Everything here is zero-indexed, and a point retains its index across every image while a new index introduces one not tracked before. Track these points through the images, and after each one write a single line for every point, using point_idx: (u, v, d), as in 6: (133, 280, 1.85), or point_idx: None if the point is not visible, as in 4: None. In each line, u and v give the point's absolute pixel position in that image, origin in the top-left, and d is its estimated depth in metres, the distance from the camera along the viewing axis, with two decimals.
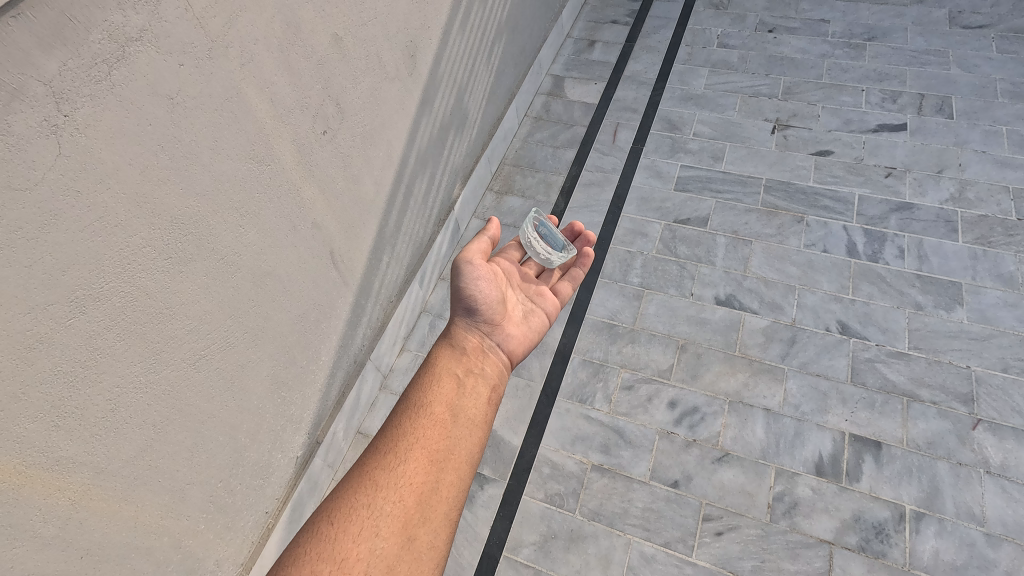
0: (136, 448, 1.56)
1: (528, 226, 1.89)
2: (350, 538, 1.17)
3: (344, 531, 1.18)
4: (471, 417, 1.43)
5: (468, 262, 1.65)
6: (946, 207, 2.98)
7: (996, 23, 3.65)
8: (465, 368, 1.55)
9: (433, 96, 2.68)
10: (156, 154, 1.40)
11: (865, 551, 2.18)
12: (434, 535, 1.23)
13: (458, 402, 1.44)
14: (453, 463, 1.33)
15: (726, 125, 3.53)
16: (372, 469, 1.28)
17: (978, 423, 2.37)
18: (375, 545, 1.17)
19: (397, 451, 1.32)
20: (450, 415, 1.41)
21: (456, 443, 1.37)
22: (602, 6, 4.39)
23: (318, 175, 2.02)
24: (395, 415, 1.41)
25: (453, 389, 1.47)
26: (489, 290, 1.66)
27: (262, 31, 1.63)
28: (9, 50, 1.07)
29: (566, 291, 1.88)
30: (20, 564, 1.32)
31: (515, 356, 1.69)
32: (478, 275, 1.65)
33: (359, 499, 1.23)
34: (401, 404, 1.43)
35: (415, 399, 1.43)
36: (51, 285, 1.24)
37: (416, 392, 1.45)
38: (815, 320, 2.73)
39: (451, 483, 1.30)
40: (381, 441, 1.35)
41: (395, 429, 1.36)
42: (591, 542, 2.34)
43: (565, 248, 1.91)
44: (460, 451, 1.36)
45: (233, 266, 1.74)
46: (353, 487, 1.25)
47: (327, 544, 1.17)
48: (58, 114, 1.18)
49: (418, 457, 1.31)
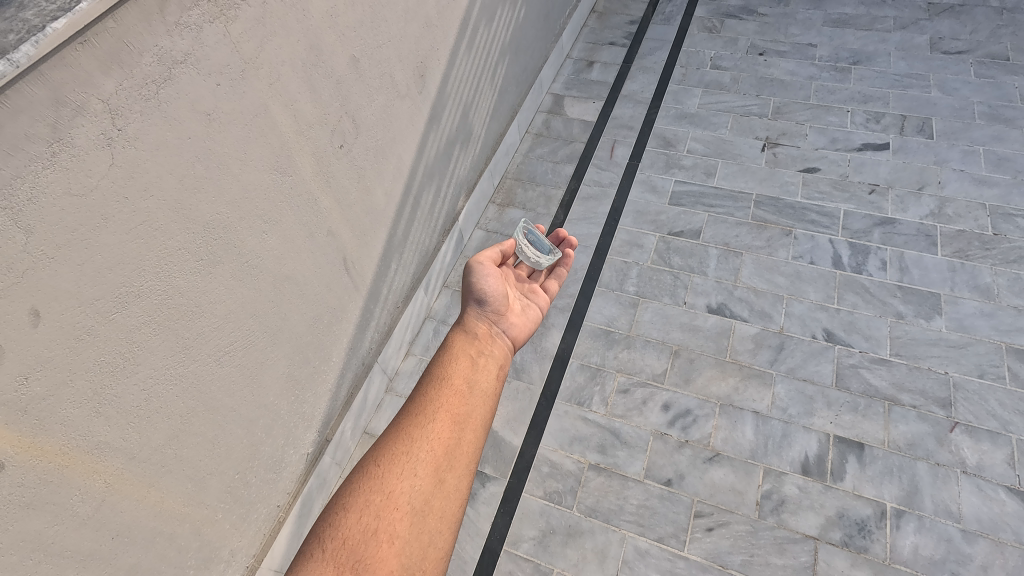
0: (164, 437, 1.67)
1: (518, 234, 2.02)
2: (394, 476, 1.33)
3: (388, 470, 1.34)
4: (484, 390, 1.54)
5: (479, 262, 1.79)
6: (927, 222, 3.13)
7: (974, 49, 3.84)
8: (477, 349, 1.66)
9: (440, 113, 2.84)
10: (193, 164, 1.53)
11: (848, 546, 2.30)
12: (462, 479, 1.37)
13: (473, 375, 1.55)
14: (471, 424, 1.45)
15: (718, 143, 3.69)
16: (405, 426, 1.42)
17: (955, 426, 2.50)
18: (414, 483, 1.33)
19: (423, 413, 1.44)
20: (467, 386, 1.52)
21: (472, 410, 1.48)
22: (600, 27, 4.58)
23: (334, 185, 2.16)
24: (419, 385, 1.53)
25: (468, 366, 1.57)
26: (497, 285, 1.79)
27: (288, 53, 1.77)
28: (74, 72, 1.21)
29: (553, 288, 2.02)
30: (60, 542, 1.42)
31: (517, 342, 1.81)
32: (488, 273, 1.78)
33: (397, 446, 1.38)
34: (424, 376, 1.55)
35: (436, 373, 1.54)
36: (99, 282, 1.36)
37: (438, 365, 1.57)
38: (802, 328, 2.87)
39: (472, 439, 1.42)
40: (412, 402, 1.49)
41: (423, 393, 1.49)
42: (588, 537, 2.44)
43: (552, 252, 2.02)
44: (477, 415, 1.48)
45: (256, 269, 1.86)
46: (391, 438, 1.40)
47: (375, 480, 1.33)
48: (113, 128, 1.31)
49: (443, 417, 1.44)
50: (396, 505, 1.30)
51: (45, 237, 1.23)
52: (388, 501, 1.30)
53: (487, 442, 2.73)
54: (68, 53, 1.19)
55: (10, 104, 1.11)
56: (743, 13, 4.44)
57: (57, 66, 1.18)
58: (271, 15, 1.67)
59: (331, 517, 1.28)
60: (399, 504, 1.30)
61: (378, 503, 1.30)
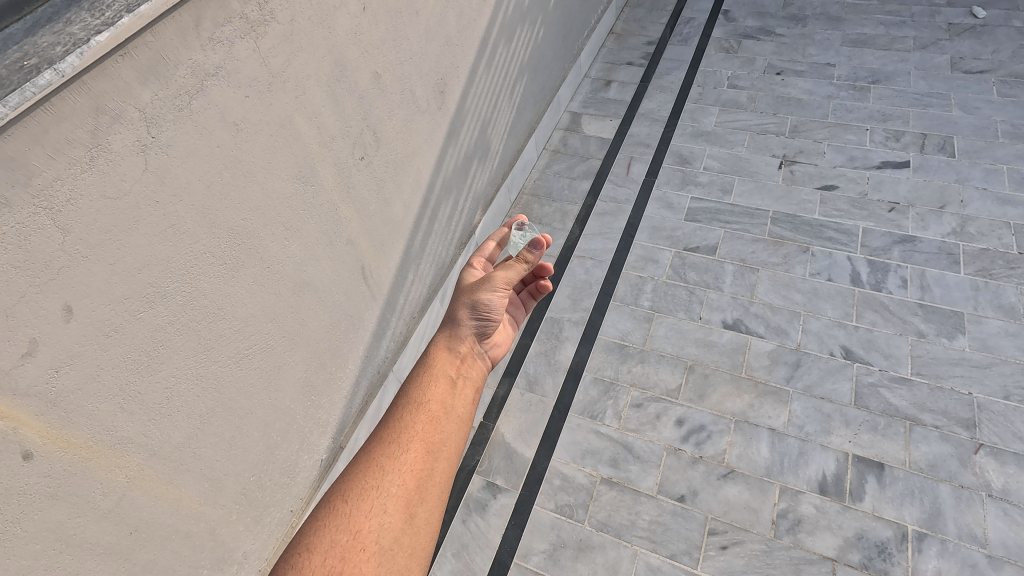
0: (183, 435, 1.71)
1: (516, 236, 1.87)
2: (362, 513, 1.30)
3: (356, 507, 1.31)
4: (459, 415, 1.51)
5: (494, 284, 1.70)
6: (948, 241, 3.09)
7: (997, 68, 3.82)
8: (458, 370, 1.62)
9: (458, 128, 2.91)
10: (221, 172, 1.60)
11: (868, 568, 2.24)
12: (434, 513, 1.34)
13: (451, 400, 1.52)
14: (445, 453, 1.42)
15: (735, 160, 3.71)
16: (377, 455, 1.38)
17: (980, 447, 2.44)
18: (383, 520, 1.29)
19: (396, 442, 1.40)
20: (442, 411, 1.49)
21: (447, 438, 1.45)
22: (618, 48, 4.66)
23: (355, 196, 2.22)
24: (393, 409, 1.48)
25: (446, 389, 1.53)
26: (500, 308, 1.72)
27: (314, 68, 1.85)
28: (114, 82, 1.28)
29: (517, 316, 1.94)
30: (82, 533, 1.46)
31: (495, 361, 1.81)
32: (493, 300, 1.70)
33: (367, 479, 1.34)
34: (399, 399, 1.50)
35: (413, 395, 1.50)
36: (128, 281, 1.42)
37: (415, 387, 1.52)
38: (820, 345, 2.83)
39: (445, 470, 1.39)
40: (383, 428, 1.44)
41: (396, 420, 1.45)
42: (599, 552, 2.42)
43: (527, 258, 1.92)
44: (451, 444, 1.44)
45: (277, 274, 1.91)
46: (360, 470, 1.36)
47: (342, 518, 1.29)
48: (148, 136, 1.38)
49: (417, 447, 1.40)
50: (363, 545, 1.25)
51: (81, 236, 1.29)
52: (355, 541, 1.26)
53: (499, 453, 2.74)
54: (109, 66, 1.27)
55: (54, 110, 1.19)
56: (760, 34, 4.48)
57: (99, 77, 1.26)
58: (299, 32, 1.75)
59: (294, 559, 1.25)
60: (366, 544, 1.26)
61: (344, 543, 1.26)
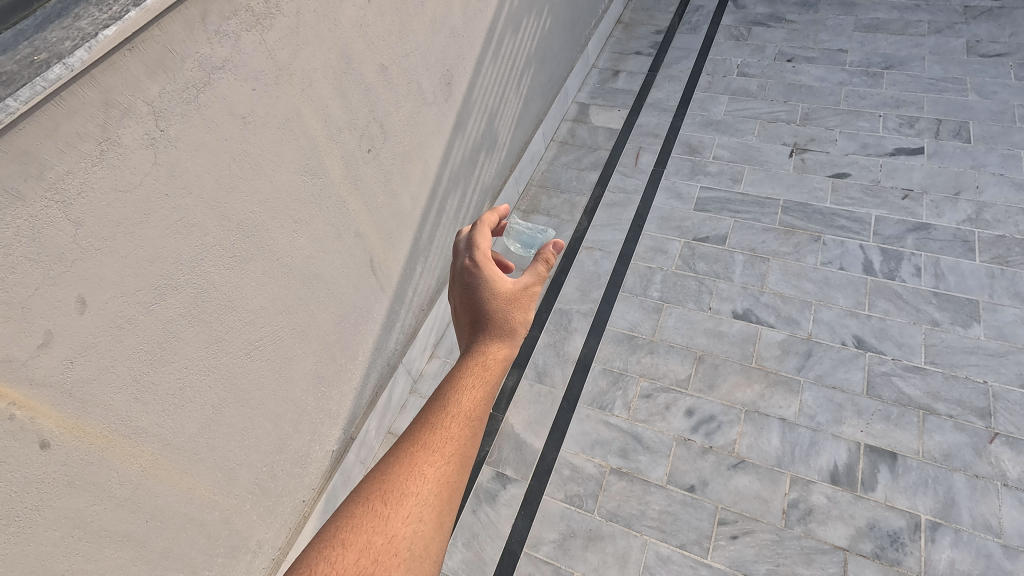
0: (196, 426, 1.73)
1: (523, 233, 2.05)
2: (399, 517, 1.14)
3: (393, 509, 1.15)
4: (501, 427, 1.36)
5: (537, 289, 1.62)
6: (963, 227, 3.04)
7: (1015, 52, 3.73)
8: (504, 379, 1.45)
9: (466, 120, 2.91)
10: (229, 164, 1.61)
11: (880, 558, 2.23)
12: None
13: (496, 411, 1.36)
14: None
15: (745, 150, 3.67)
16: (420, 458, 1.22)
17: (995, 437, 2.41)
18: (418, 528, 1.14)
19: (442, 451, 1.23)
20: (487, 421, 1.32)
21: None
22: (626, 38, 4.61)
23: (363, 189, 2.24)
24: (441, 413, 1.30)
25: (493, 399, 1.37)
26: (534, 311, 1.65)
27: (320, 61, 1.86)
28: (123, 76, 1.30)
29: None
30: (98, 520, 1.49)
31: None
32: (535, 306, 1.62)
33: (407, 483, 1.18)
34: (446, 402, 1.32)
35: (463, 403, 1.32)
36: (140, 273, 1.44)
37: (466, 395, 1.34)
38: (832, 334, 2.81)
39: None
40: (427, 433, 1.26)
41: (443, 428, 1.27)
42: (609, 542, 2.42)
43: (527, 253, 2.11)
44: None
45: (285, 268, 1.93)
46: (402, 472, 1.19)
47: (379, 519, 1.14)
48: (157, 129, 1.40)
49: (461, 456, 1.24)
50: (395, 550, 1.11)
51: (92, 230, 1.31)
52: (389, 545, 1.11)
53: (509, 444, 2.75)
54: (117, 58, 1.28)
55: (64, 104, 1.20)
56: (770, 21, 4.42)
57: (108, 71, 1.27)
58: (305, 24, 1.75)
59: (327, 551, 1.10)
60: (399, 549, 1.11)
61: (379, 546, 1.11)
